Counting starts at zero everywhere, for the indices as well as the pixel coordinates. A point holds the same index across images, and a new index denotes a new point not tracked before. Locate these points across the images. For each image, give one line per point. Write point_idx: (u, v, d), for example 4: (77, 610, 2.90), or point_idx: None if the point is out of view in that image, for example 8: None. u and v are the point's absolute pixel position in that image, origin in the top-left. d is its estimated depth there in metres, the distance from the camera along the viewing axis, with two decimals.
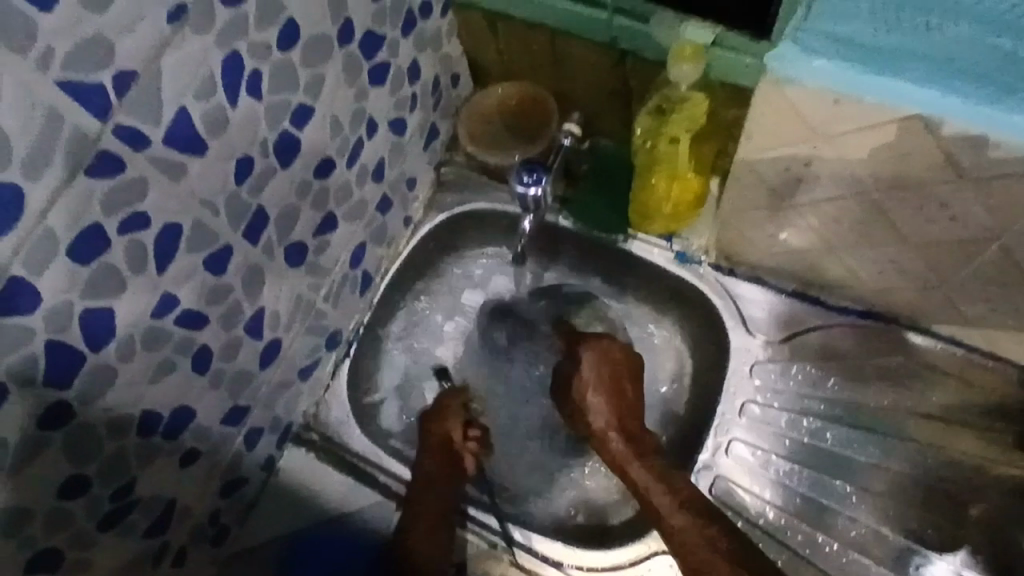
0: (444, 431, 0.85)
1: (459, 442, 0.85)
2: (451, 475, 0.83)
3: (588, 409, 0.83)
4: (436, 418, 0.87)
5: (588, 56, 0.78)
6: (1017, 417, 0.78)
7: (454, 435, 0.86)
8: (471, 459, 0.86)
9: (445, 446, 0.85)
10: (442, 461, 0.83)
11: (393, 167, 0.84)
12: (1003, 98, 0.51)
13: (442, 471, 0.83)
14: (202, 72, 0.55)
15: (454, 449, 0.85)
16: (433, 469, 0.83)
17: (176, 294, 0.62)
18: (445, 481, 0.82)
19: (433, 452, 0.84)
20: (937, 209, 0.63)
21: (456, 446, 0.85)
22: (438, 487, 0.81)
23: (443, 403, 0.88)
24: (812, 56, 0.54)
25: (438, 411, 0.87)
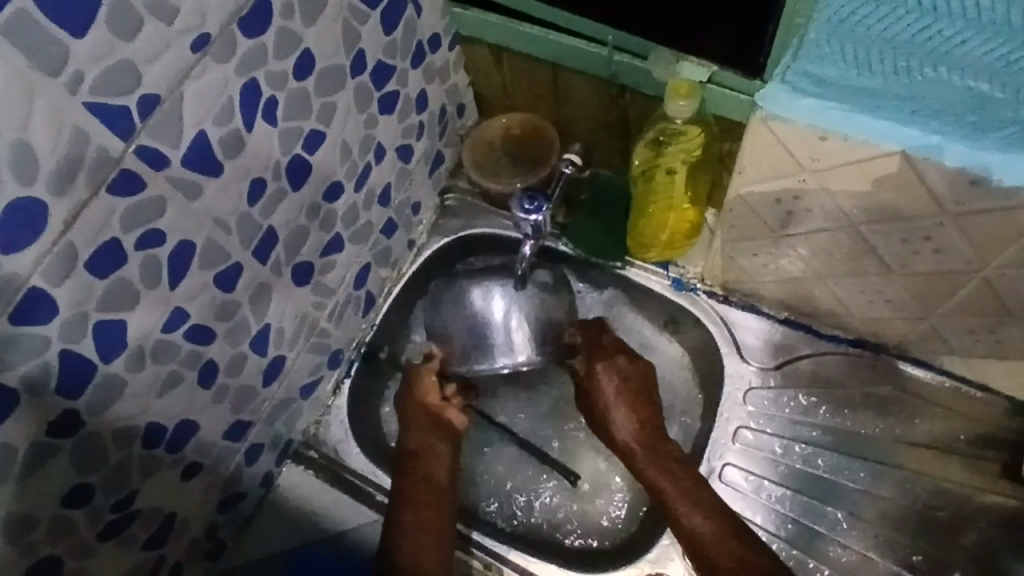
0: (419, 396, 0.85)
1: (437, 403, 0.85)
2: (437, 440, 0.84)
3: (613, 423, 0.85)
4: (411, 388, 0.86)
5: (588, 88, 0.81)
6: (1005, 448, 0.80)
7: (430, 397, 0.85)
8: (458, 415, 0.86)
9: (425, 410, 0.85)
10: (424, 425, 0.84)
11: (399, 192, 0.86)
12: (983, 136, 0.53)
13: (426, 436, 0.84)
14: (222, 98, 0.57)
15: (434, 410, 0.85)
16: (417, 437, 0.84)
17: (186, 309, 0.63)
18: (433, 448, 0.84)
19: (414, 420, 0.85)
20: (923, 243, 0.65)
21: (435, 407, 0.85)
22: (425, 456, 0.83)
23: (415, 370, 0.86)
24: (798, 94, 0.57)
25: (411, 379, 0.86)
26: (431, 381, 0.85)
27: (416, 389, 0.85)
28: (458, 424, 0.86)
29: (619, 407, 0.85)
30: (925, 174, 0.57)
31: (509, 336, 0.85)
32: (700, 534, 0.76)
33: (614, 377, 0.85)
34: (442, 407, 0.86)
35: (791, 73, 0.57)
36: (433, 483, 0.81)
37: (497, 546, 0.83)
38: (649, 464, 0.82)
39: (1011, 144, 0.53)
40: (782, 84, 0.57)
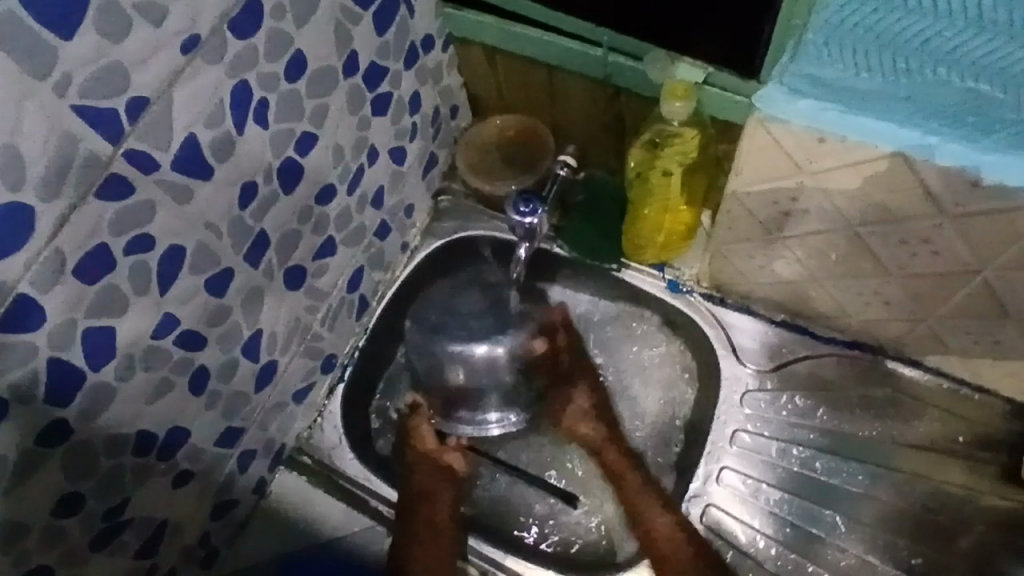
0: (416, 446, 0.86)
1: (435, 448, 0.86)
2: (439, 484, 0.85)
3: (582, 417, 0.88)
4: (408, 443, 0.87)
5: (583, 89, 0.80)
6: (1003, 450, 0.80)
7: (427, 446, 0.86)
8: (456, 459, 0.88)
9: (426, 458, 0.86)
10: (426, 469, 0.85)
11: (392, 195, 0.86)
12: (981, 137, 0.52)
13: (429, 481, 0.84)
14: (213, 101, 0.56)
15: (432, 457, 0.86)
16: (421, 483, 0.84)
17: (177, 315, 0.62)
18: (434, 492, 0.84)
19: (414, 468, 0.85)
20: (921, 244, 0.65)
21: (434, 454, 0.86)
22: (427, 497, 0.83)
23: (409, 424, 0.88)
24: (795, 97, 0.56)
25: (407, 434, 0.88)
26: (425, 432, 0.87)
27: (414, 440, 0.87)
28: (457, 469, 0.88)
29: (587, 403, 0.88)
30: (923, 175, 0.57)
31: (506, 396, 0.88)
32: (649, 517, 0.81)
33: (583, 376, 0.90)
34: (440, 451, 0.87)
35: (788, 76, 0.57)
36: (436, 521, 0.82)
37: (492, 553, 0.83)
38: (612, 452, 0.86)
39: (1010, 146, 0.52)
40: (778, 86, 0.57)
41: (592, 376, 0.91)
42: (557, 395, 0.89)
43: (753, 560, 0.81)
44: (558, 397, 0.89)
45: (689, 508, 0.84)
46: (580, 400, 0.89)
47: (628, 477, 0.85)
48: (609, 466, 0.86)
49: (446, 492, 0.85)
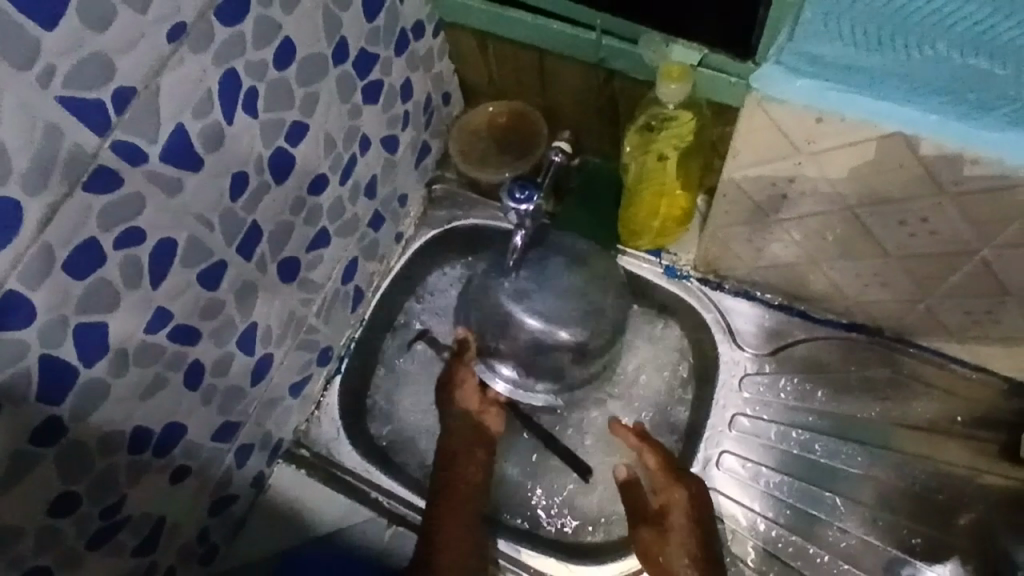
0: (460, 403, 0.85)
1: (478, 408, 0.85)
2: (476, 444, 0.83)
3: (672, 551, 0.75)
4: (453, 391, 0.86)
5: (576, 73, 0.79)
6: (1002, 428, 0.80)
7: (472, 405, 0.85)
8: (497, 422, 0.85)
9: (466, 416, 0.84)
10: (465, 432, 0.83)
11: (385, 184, 0.85)
12: (982, 113, 0.52)
13: (466, 442, 0.82)
14: (200, 90, 0.55)
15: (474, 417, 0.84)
16: (455, 442, 0.82)
17: (169, 309, 0.61)
18: (469, 452, 0.82)
19: (453, 427, 0.83)
20: (918, 224, 0.64)
21: (476, 414, 0.85)
22: (463, 458, 0.81)
23: (455, 373, 0.86)
24: (794, 74, 0.55)
25: (453, 381, 0.86)
26: (471, 386, 0.85)
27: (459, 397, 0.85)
28: (494, 430, 0.85)
29: (682, 536, 0.76)
30: (923, 154, 0.56)
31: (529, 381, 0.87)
32: None
33: (682, 507, 0.77)
34: (481, 412, 0.85)
35: (786, 53, 0.55)
36: (469, 482, 0.80)
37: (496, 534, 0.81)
38: None
39: (1014, 120, 0.51)
40: (776, 66, 0.55)
41: (695, 506, 0.78)
42: (646, 531, 0.78)
43: (754, 542, 0.80)
44: (649, 537, 0.77)
45: None
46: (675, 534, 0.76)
47: None
48: None
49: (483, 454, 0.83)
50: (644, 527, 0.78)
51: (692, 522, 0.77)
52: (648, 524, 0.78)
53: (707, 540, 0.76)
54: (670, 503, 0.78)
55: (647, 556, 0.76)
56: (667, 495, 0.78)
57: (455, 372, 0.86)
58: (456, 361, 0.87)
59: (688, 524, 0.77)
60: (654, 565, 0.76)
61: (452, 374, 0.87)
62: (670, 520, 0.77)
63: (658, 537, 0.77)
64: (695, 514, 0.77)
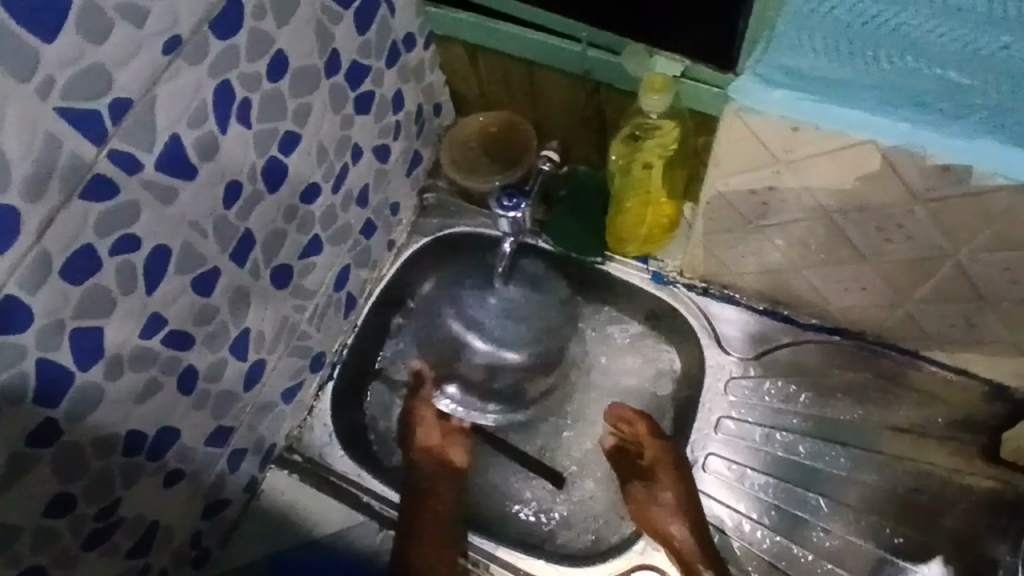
0: (420, 440, 0.88)
1: (439, 444, 0.88)
2: (443, 477, 0.85)
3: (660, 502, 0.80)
4: (413, 429, 0.89)
5: (564, 84, 0.81)
6: (982, 430, 0.81)
7: (433, 440, 0.88)
8: (459, 454, 0.89)
9: (430, 454, 0.87)
10: (429, 468, 0.86)
11: (377, 193, 0.86)
12: (949, 123, 0.54)
13: (435, 478, 0.85)
14: (195, 101, 0.57)
15: (437, 451, 0.87)
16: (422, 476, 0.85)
17: (164, 315, 0.63)
18: (436, 486, 0.84)
19: (418, 464, 0.86)
20: (894, 230, 0.66)
21: (438, 448, 0.87)
22: (431, 493, 0.83)
23: (413, 410, 0.91)
24: (769, 87, 0.57)
25: (413, 420, 0.90)
26: (430, 422, 0.89)
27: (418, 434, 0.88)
28: (458, 463, 0.88)
29: (668, 488, 0.81)
30: (896, 162, 0.57)
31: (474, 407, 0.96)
32: None
33: (667, 462, 0.82)
34: (442, 445, 0.88)
35: (761, 66, 0.57)
36: (440, 515, 0.82)
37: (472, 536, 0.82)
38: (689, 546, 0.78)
39: (981, 130, 0.53)
40: (755, 78, 0.57)
41: (679, 461, 0.82)
42: (638, 486, 0.83)
43: (740, 542, 0.81)
44: (638, 490, 0.83)
45: None
46: (664, 488, 0.81)
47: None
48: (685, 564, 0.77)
49: (451, 486, 0.85)
50: (636, 480, 0.84)
51: (676, 475, 0.82)
52: (638, 479, 0.84)
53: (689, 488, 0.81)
54: (653, 459, 0.82)
55: (636, 506, 0.82)
56: (652, 450, 0.83)
57: (413, 408, 0.91)
58: (413, 396, 0.93)
59: (675, 478, 0.81)
60: (641, 513, 0.81)
61: (412, 412, 0.91)
62: (657, 473, 0.82)
63: (645, 488, 0.82)
64: (678, 467, 0.82)
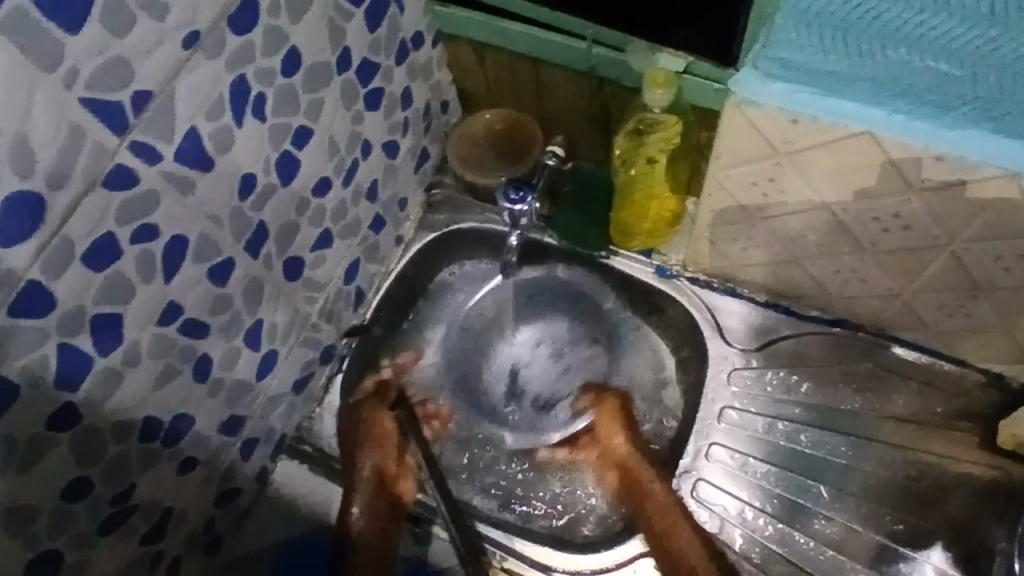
0: (373, 461, 0.85)
1: (394, 470, 0.85)
2: (386, 507, 0.83)
3: (612, 439, 0.87)
4: (373, 445, 0.86)
5: (570, 83, 0.83)
6: (980, 420, 0.82)
7: (387, 464, 0.85)
8: (411, 486, 0.85)
9: (378, 477, 0.84)
10: (373, 497, 0.83)
11: (386, 188, 0.88)
12: (945, 113, 0.55)
13: (376, 506, 0.83)
14: (213, 94, 0.59)
15: (387, 479, 0.85)
16: (366, 509, 0.82)
17: (180, 304, 0.64)
18: (376, 515, 0.82)
19: (362, 486, 0.83)
20: (890, 220, 0.67)
21: (390, 475, 0.85)
22: (373, 526, 0.82)
23: (371, 415, 0.88)
24: (768, 80, 0.58)
25: (375, 437, 0.86)
26: (388, 444, 0.86)
27: (372, 460, 0.85)
28: (406, 495, 0.85)
29: (619, 429, 0.87)
30: (890, 153, 0.59)
31: (526, 372, 0.97)
32: (667, 535, 0.80)
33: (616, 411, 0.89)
34: (396, 475, 0.85)
35: (761, 60, 0.59)
36: (379, 547, 0.81)
37: (484, 528, 0.85)
38: (642, 467, 0.85)
39: (973, 121, 0.55)
40: (754, 71, 0.58)
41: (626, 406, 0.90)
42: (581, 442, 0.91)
43: (742, 529, 0.83)
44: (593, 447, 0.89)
45: (682, 483, 0.85)
46: (613, 432, 0.87)
47: (642, 496, 0.83)
48: (627, 479, 0.85)
49: (390, 516, 0.83)
50: (614, 402, 0.89)
51: (618, 423, 0.88)
52: (591, 436, 0.90)
53: (633, 433, 0.87)
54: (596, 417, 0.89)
55: (603, 458, 0.88)
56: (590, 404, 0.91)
57: (373, 417, 0.88)
58: (377, 408, 0.89)
59: (620, 420, 0.88)
60: (614, 463, 0.87)
61: (369, 420, 0.88)
62: (603, 427, 0.88)
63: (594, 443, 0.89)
64: (622, 413, 0.89)
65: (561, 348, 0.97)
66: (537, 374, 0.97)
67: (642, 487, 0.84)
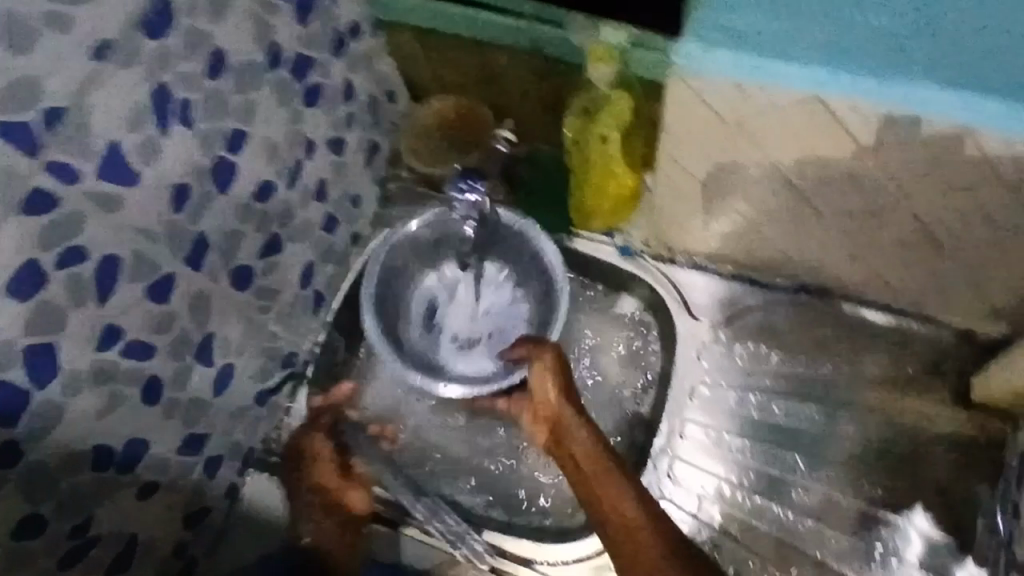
0: (310, 482, 0.82)
1: (333, 486, 0.82)
2: (334, 524, 0.81)
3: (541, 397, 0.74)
4: (307, 467, 0.83)
5: (516, 68, 0.81)
6: (950, 376, 0.83)
7: (326, 482, 0.82)
8: (358, 496, 0.82)
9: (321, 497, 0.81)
10: (318, 517, 0.80)
11: (336, 186, 0.85)
12: (893, 69, 0.53)
13: (323, 526, 0.80)
14: (131, 104, 0.56)
15: (330, 496, 0.82)
16: (313, 530, 0.80)
17: (120, 326, 0.61)
18: (325, 534, 0.80)
19: (305, 510, 0.81)
20: (848, 183, 0.66)
21: (331, 491, 0.82)
22: (321, 546, 0.80)
23: (300, 440, 0.85)
24: (709, 48, 0.56)
25: (307, 459, 0.84)
26: (320, 462, 0.83)
27: (310, 480, 0.82)
28: (358, 506, 0.82)
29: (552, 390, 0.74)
30: (839, 114, 0.58)
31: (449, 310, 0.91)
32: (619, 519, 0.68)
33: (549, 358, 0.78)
34: (339, 490, 0.82)
35: (700, 27, 0.57)
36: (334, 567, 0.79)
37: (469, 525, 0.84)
38: (586, 443, 0.71)
39: (922, 76, 0.53)
40: (696, 40, 0.57)
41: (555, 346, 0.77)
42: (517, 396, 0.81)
43: (721, 506, 0.82)
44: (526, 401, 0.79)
45: (658, 466, 0.81)
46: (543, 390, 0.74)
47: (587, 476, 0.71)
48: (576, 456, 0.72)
49: (340, 532, 0.81)
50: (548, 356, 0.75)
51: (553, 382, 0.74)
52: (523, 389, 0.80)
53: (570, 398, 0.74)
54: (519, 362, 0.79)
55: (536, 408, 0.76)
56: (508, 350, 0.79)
57: (301, 440, 0.84)
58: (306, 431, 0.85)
59: (553, 380, 0.74)
60: (548, 418, 0.75)
61: (300, 442, 0.85)
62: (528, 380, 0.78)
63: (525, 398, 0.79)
64: (557, 366, 0.74)
65: (486, 287, 0.91)
66: (460, 312, 0.91)
67: (574, 446, 0.72)
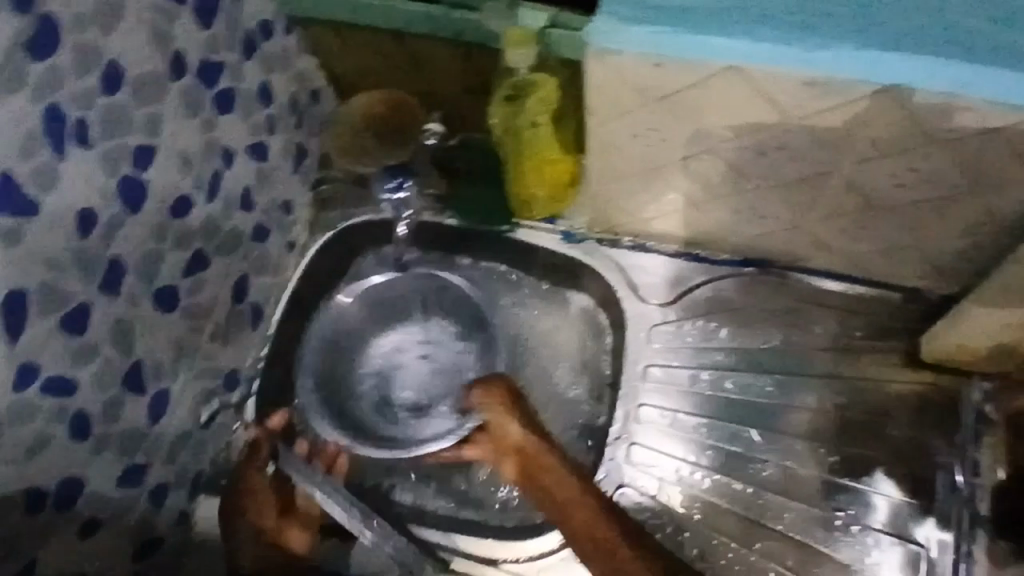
0: (251, 524, 0.76)
1: (276, 527, 0.77)
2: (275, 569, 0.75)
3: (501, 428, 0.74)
4: (246, 507, 0.76)
5: (437, 52, 0.78)
6: (900, 335, 0.82)
7: (268, 523, 0.76)
8: (299, 538, 0.78)
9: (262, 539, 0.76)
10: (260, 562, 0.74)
11: (263, 194, 0.82)
12: (810, 35, 0.52)
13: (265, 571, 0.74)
14: (20, 131, 0.53)
15: (271, 537, 0.76)
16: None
17: (37, 362, 0.58)
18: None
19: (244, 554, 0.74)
20: (776, 152, 0.65)
21: (274, 532, 0.77)
22: None
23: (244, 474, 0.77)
24: (624, 26, 0.54)
25: (244, 497, 0.76)
26: (263, 502, 0.77)
27: (252, 522, 0.76)
28: (298, 548, 0.78)
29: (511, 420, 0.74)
30: (760, 85, 0.56)
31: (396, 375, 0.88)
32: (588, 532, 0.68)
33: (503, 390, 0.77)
34: (281, 530, 0.77)
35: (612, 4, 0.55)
36: None
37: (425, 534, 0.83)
38: (547, 459, 0.72)
39: (838, 39, 0.52)
40: (607, 17, 0.55)
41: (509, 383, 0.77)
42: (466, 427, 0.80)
43: (682, 488, 0.81)
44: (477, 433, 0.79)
45: (615, 451, 0.82)
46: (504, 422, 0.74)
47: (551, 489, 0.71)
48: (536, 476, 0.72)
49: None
50: (501, 392, 0.75)
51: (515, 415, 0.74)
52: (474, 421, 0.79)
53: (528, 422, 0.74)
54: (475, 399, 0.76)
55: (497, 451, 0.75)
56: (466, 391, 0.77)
57: (243, 476, 0.77)
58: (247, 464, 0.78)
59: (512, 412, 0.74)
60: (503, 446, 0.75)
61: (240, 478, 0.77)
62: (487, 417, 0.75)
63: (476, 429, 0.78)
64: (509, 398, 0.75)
65: (436, 345, 0.89)
66: (409, 375, 0.88)
67: (547, 480, 0.71)
